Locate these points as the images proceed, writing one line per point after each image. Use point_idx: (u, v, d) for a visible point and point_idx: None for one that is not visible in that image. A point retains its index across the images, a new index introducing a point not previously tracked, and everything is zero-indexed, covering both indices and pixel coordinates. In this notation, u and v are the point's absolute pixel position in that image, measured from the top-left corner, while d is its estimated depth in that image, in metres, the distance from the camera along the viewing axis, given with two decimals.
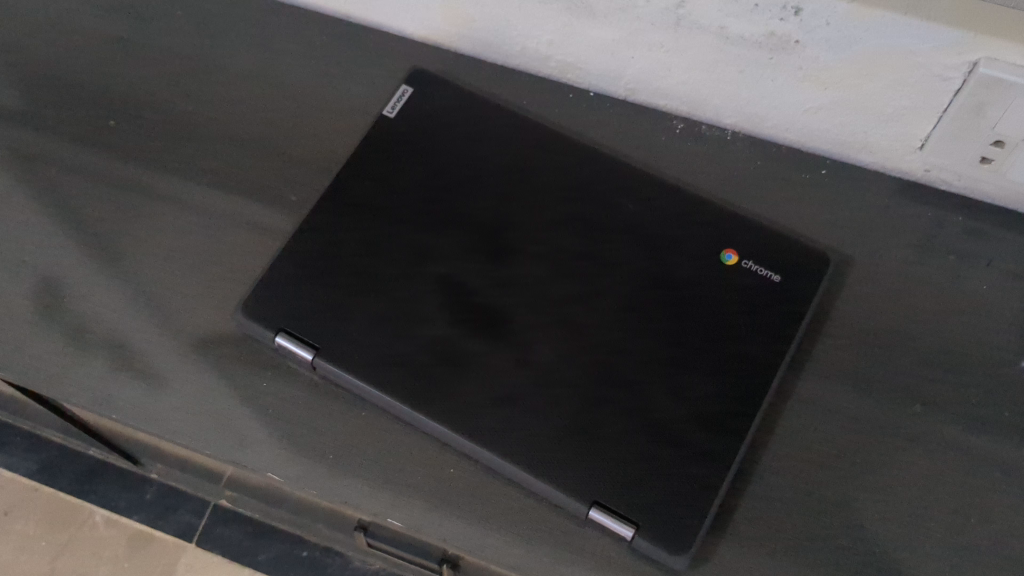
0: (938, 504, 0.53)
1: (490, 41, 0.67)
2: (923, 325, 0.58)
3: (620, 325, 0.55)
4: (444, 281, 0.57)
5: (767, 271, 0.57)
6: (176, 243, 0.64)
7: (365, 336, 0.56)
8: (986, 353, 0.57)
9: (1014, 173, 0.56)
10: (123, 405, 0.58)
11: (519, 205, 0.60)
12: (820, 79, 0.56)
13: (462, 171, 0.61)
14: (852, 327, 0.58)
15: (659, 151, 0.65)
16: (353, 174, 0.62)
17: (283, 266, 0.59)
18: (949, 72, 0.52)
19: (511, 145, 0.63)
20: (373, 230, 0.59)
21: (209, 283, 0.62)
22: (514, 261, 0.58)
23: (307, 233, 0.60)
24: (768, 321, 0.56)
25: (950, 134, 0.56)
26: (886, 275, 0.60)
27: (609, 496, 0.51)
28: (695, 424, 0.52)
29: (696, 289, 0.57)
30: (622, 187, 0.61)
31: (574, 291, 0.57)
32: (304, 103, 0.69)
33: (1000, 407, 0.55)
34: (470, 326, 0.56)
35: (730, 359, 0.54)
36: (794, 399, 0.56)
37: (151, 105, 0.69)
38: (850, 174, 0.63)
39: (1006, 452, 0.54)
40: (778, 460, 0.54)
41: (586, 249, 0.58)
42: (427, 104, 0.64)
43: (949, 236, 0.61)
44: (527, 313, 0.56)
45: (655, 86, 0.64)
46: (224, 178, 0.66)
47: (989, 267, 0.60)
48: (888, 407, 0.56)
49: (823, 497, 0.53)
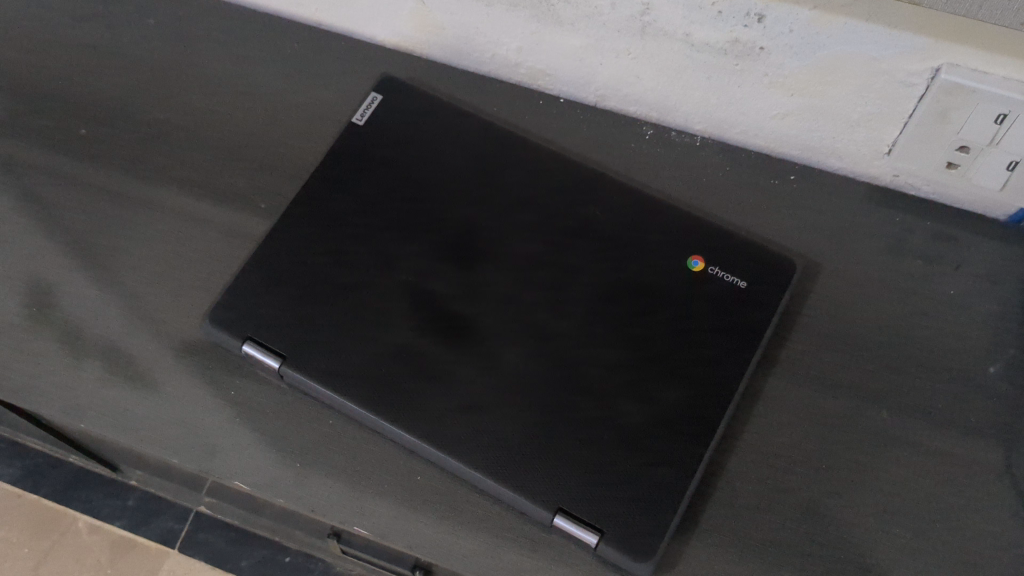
0: (905, 507, 0.53)
1: (459, 48, 0.67)
2: (891, 329, 0.58)
3: (587, 332, 0.55)
4: (411, 287, 0.57)
5: (734, 278, 0.57)
6: (147, 251, 0.63)
7: (332, 345, 0.56)
8: (953, 358, 0.57)
9: (980, 178, 0.57)
10: (91, 414, 0.58)
11: (487, 212, 0.60)
12: (785, 85, 0.57)
13: (430, 178, 0.61)
14: (822, 331, 0.59)
15: (629, 157, 0.65)
16: (320, 181, 0.61)
17: (250, 273, 0.58)
18: (913, 78, 0.52)
19: (480, 152, 0.62)
20: (339, 237, 0.59)
21: (180, 292, 0.62)
22: (483, 266, 0.58)
23: (273, 240, 0.59)
24: (737, 326, 0.56)
25: (916, 140, 0.57)
26: (854, 279, 0.60)
27: (573, 503, 0.51)
28: (660, 430, 0.52)
29: (663, 296, 0.56)
30: (590, 192, 0.61)
31: (542, 296, 0.57)
32: (274, 110, 0.69)
33: (967, 412, 0.56)
34: (437, 334, 0.55)
35: (697, 366, 0.54)
36: (763, 404, 0.56)
37: (121, 111, 0.69)
38: (818, 179, 0.64)
39: (972, 455, 0.54)
40: (746, 464, 0.54)
41: (554, 255, 0.58)
42: (395, 110, 0.64)
43: (917, 241, 0.61)
44: (495, 321, 0.56)
45: (625, 93, 0.65)
46: (194, 184, 0.66)
47: (957, 271, 0.60)
48: (857, 412, 0.56)
49: (791, 502, 0.53)
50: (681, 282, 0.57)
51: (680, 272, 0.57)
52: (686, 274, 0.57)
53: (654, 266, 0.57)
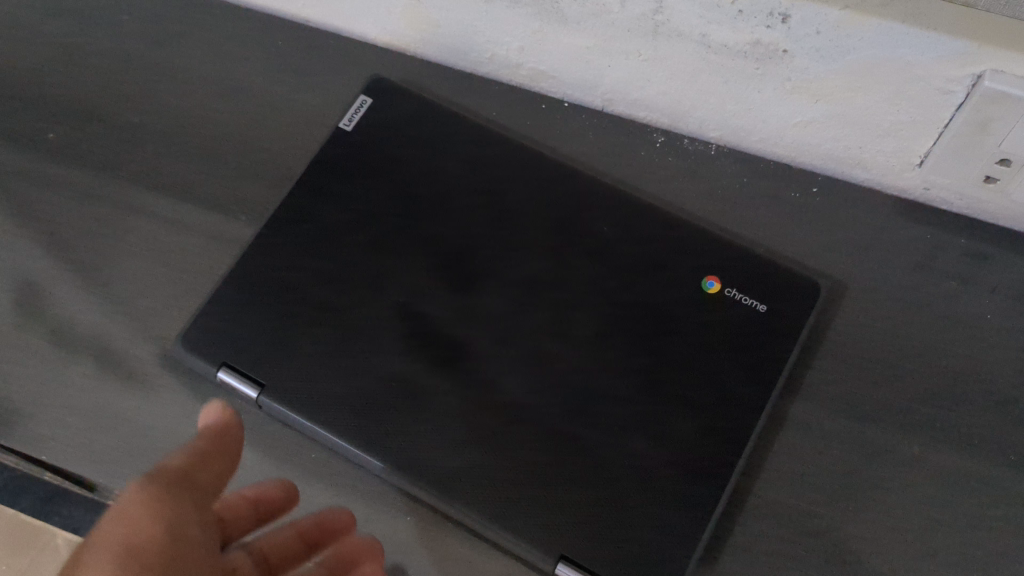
0: (937, 555, 0.48)
1: (456, 47, 0.63)
2: (921, 355, 0.54)
3: (591, 359, 0.51)
4: (401, 309, 0.53)
5: (753, 301, 0.52)
6: (122, 263, 0.59)
7: (314, 371, 0.52)
8: (990, 389, 0.52)
9: (1021, 194, 0.52)
10: (55, 445, 0.54)
11: (484, 226, 0.55)
12: (810, 91, 0.52)
13: (423, 189, 0.57)
14: (846, 357, 0.54)
15: (638, 167, 0.61)
16: (304, 192, 0.57)
17: (226, 292, 0.54)
18: (951, 84, 0.48)
19: (478, 160, 0.58)
20: (323, 253, 0.55)
21: (156, 309, 0.58)
22: (480, 286, 0.53)
23: (252, 255, 0.55)
24: (756, 354, 0.51)
25: (951, 151, 0.52)
26: (880, 300, 0.56)
27: (576, 549, 0.47)
28: (672, 470, 0.48)
29: (675, 320, 0.52)
30: (596, 206, 0.56)
31: (543, 320, 0.52)
32: (258, 113, 0.65)
33: (1005, 449, 0.51)
34: (429, 360, 0.51)
35: (713, 398, 0.50)
36: (782, 438, 0.52)
37: (97, 113, 0.65)
38: (842, 191, 0.59)
39: (1011, 497, 0.50)
40: (763, 506, 0.50)
41: (556, 274, 0.54)
42: (386, 114, 0.60)
43: (949, 259, 0.56)
44: (492, 346, 0.52)
45: (634, 97, 0.60)
46: (171, 189, 0.62)
47: (993, 294, 0.55)
48: (885, 448, 0.51)
49: (813, 549, 0.49)
50: (696, 305, 0.52)
51: (694, 293, 0.53)
52: (700, 296, 0.53)
53: (666, 287, 0.53)
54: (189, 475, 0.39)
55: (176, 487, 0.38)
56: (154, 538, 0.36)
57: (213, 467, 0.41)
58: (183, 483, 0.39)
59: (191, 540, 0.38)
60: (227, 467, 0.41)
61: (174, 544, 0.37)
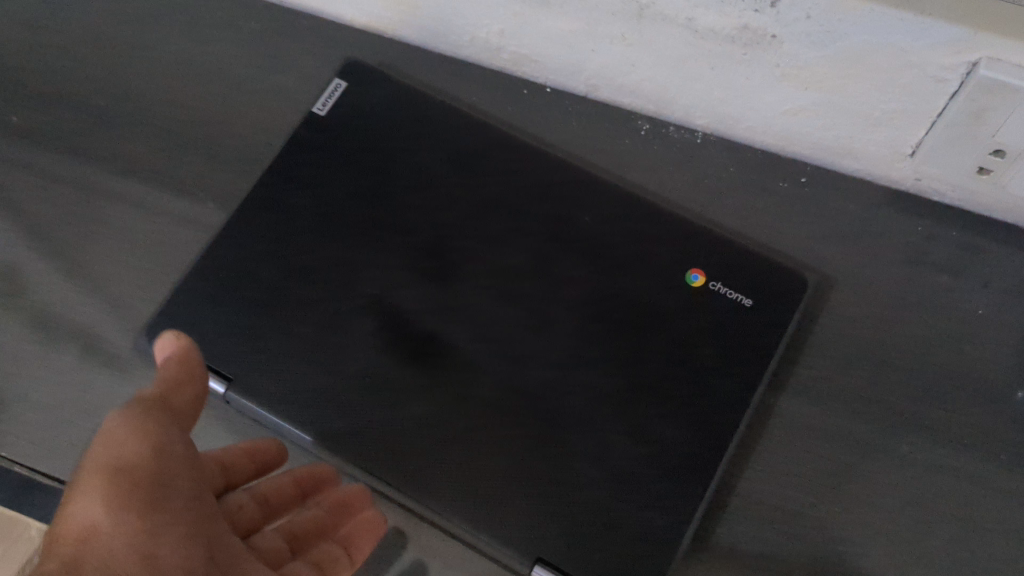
0: (924, 558, 0.47)
1: (436, 30, 0.61)
2: (911, 351, 0.52)
3: (572, 354, 0.49)
4: (376, 302, 0.51)
5: (740, 295, 0.51)
6: (98, 256, 0.59)
7: (286, 367, 0.50)
8: (980, 385, 0.51)
9: (1015, 186, 0.50)
10: (21, 441, 0.54)
11: (462, 215, 0.54)
12: (800, 78, 0.50)
13: (400, 177, 0.55)
14: (835, 353, 0.53)
15: (622, 156, 0.59)
16: (277, 181, 0.56)
17: (196, 285, 0.53)
18: (945, 72, 0.46)
19: (457, 147, 0.56)
20: (296, 244, 0.54)
21: (131, 303, 0.57)
22: (457, 279, 0.52)
23: (223, 245, 0.54)
24: (741, 350, 0.49)
25: (943, 142, 0.50)
26: (870, 295, 0.54)
27: (553, 552, 0.46)
28: (653, 469, 0.47)
29: (659, 314, 0.50)
30: (579, 195, 0.54)
31: (523, 313, 0.51)
32: (234, 99, 0.63)
33: (996, 449, 0.49)
34: (403, 356, 0.50)
35: (697, 395, 0.48)
36: (767, 436, 0.51)
37: (72, 101, 0.64)
38: (832, 181, 0.57)
39: (1000, 499, 0.48)
40: (748, 506, 0.49)
41: (537, 266, 0.52)
42: (362, 99, 0.58)
43: (941, 252, 0.55)
44: (469, 340, 0.50)
45: (619, 82, 0.58)
46: (148, 179, 0.61)
47: (986, 288, 0.54)
48: (872, 447, 0.50)
49: (799, 551, 0.48)
50: (680, 299, 0.51)
51: (677, 287, 0.51)
52: (684, 289, 0.51)
53: (650, 280, 0.51)
54: (164, 400, 0.39)
55: (153, 411, 0.38)
56: (138, 461, 0.36)
57: (189, 395, 0.40)
58: (161, 408, 0.39)
59: (181, 460, 0.38)
60: (200, 397, 0.41)
61: (160, 464, 0.37)
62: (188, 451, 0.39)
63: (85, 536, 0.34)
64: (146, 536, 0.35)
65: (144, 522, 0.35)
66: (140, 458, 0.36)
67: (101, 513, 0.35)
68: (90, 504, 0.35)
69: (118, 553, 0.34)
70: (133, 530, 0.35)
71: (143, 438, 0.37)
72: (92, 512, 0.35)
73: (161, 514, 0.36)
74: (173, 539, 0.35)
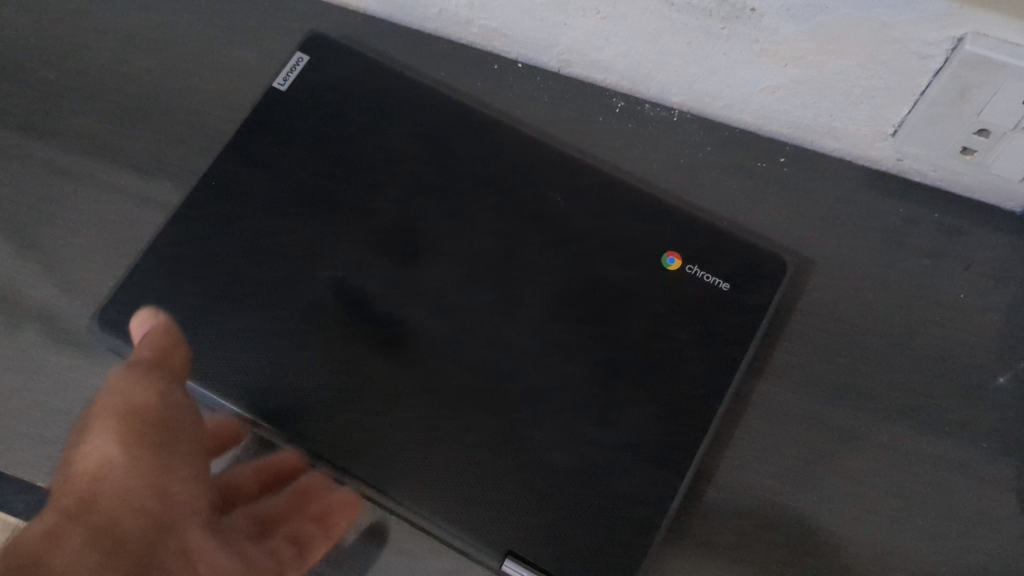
0: (906, 547, 0.46)
1: (402, 3, 0.58)
2: (892, 336, 0.51)
3: (543, 340, 0.48)
4: (339, 284, 0.49)
5: (716, 279, 0.49)
6: (47, 236, 0.56)
7: (245, 352, 0.48)
8: (960, 371, 0.50)
9: (999, 166, 0.49)
10: None
11: (430, 195, 0.52)
12: (779, 53, 0.48)
13: (365, 156, 0.53)
14: (812, 339, 0.51)
15: (595, 134, 0.58)
16: (236, 159, 0.53)
17: (150, 267, 0.51)
18: (929, 48, 0.44)
19: (424, 124, 0.54)
20: (255, 223, 0.51)
21: (82, 286, 0.54)
22: (423, 261, 0.50)
23: (177, 225, 0.52)
24: (717, 336, 0.48)
25: (925, 121, 0.49)
26: (848, 278, 0.53)
27: (523, 544, 0.44)
28: (628, 458, 0.45)
29: (633, 298, 0.49)
30: (551, 174, 0.52)
31: (493, 297, 0.49)
32: (191, 73, 0.61)
33: (977, 436, 0.48)
34: (368, 342, 0.48)
35: (672, 381, 0.47)
36: (744, 423, 0.49)
37: (20, 76, 0.61)
38: (811, 161, 0.56)
39: (981, 487, 0.47)
40: (724, 497, 0.47)
41: (507, 248, 0.50)
42: (325, 74, 0.55)
43: (921, 234, 0.53)
44: (436, 325, 0.48)
45: (592, 58, 0.56)
46: (99, 156, 0.58)
47: (967, 271, 0.52)
48: (852, 434, 0.49)
49: (777, 542, 0.46)
50: (655, 283, 0.49)
51: (652, 270, 0.49)
52: (659, 273, 0.49)
53: (624, 262, 0.50)
54: (161, 363, 0.37)
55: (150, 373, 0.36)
56: (148, 406, 0.34)
57: (178, 362, 0.38)
58: (160, 368, 0.37)
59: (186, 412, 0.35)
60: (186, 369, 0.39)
61: (168, 413, 0.34)
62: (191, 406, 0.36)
63: (100, 470, 0.31)
64: (162, 474, 0.31)
65: (157, 459, 0.32)
66: (148, 403, 0.34)
67: (116, 452, 0.31)
68: (104, 442, 0.32)
69: (137, 484, 0.30)
70: (151, 466, 0.31)
71: (151, 388, 0.35)
72: (108, 449, 0.31)
73: (172, 453, 0.33)
74: (185, 480, 0.32)
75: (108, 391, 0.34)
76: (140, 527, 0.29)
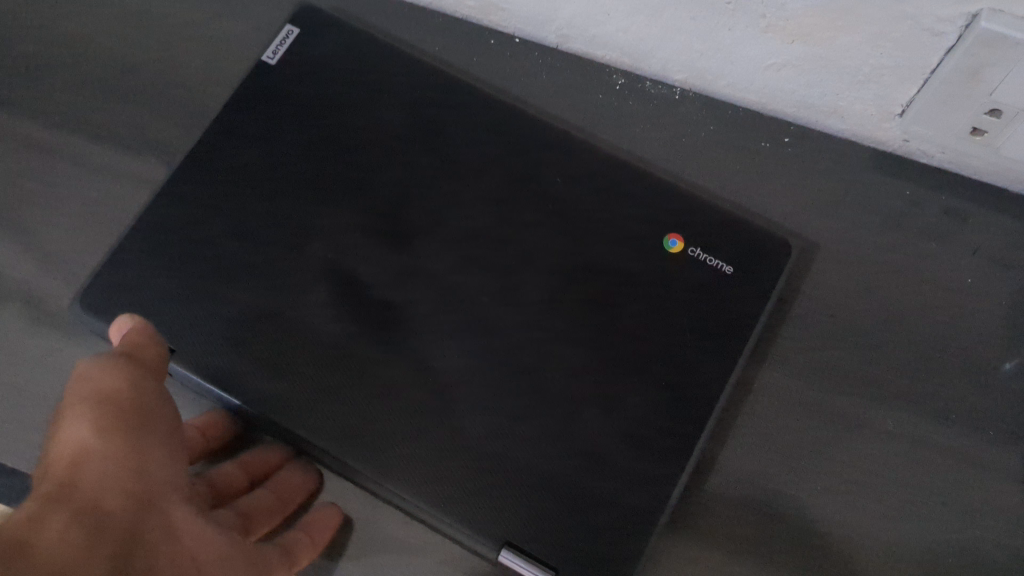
0: (910, 538, 0.45)
1: None
2: (897, 322, 0.50)
3: (541, 325, 0.46)
4: (330, 266, 0.48)
5: (719, 263, 0.48)
6: (31, 213, 0.55)
7: (233, 337, 0.47)
8: (966, 358, 0.49)
9: (1010, 148, 0.48)
10: None
11: (424, 174, 0.50)
12: (785, 30, 0.46)
13: (357, 133, 0.51)
14: (816, 324, 0.50)
15: (595, 113, 0.56)
16: (223, 136, 0.52)
17: (134, 248, 0.49)
18: (943, 25, 0.42)
19: (418, 101, 0.52)
20: (242, 202, 0.50)
21: (65, 267, 0.53)
22: (417, 243, 0.48)
23: (161, 202, 0.50)
24: (720, 321, 0.47)
25: (936, 101, 0.47)
26: (853, 263, 0.51)
27: (520, 535, 0.43)
28: (627, 447, 0.44)
29: (634, 282, 0.47)
30: (549, 153, 0.51)
31: (490, 280, 0.47)
32: (177, 45, 0.59)
33: (984, 424, 0.47)
34: (360, 326, 0.46)
35: (674, 368, 0.45)
36: (746, 410, 0.48)
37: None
38: (817, 141, 0.54)
39: (987, 476, 0.46)
40: (727, 486, 0.47)
41: (504, 229, 0.49)
42: (315, 48, 0.53)
43: (927, 217, 0.52)
44: (430, 309, 0.47)
45: (591, 34, 0.54)
46: (83, 131, 0.57)
47: (974, 255, 0.51)
48: (856, 422, 0.48)
49: (778, 532, 0.46)
50: (657, 266, 0.48)
51: (654, 254, 0.48)
52: (661, 256, 0.48)
53: (624, 245, 0.48)
54: (133, 354, 0.38)
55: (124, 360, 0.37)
56: (120, 393, 0.35)
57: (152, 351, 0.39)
58: (133, 359, 0.37)
59: (156, 399, 0.37)
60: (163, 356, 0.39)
61: (140, 400, 0.36)
62: (166, 398, 0.37)
63: (76, 455, 0.33)
64: (134, 462, 0.34)
65: (125, 453, 0.34)
66: (119, 394, 0.35)
67: (89, 442, 0.33)
68: (77, 427, 0.34)
69: (113, 471, 0.33)
70: (123, 453, 0.33)
71: (122, 377, 0.36)
72: (81, 434, 0.33)
73: (146, 436, 0.35)
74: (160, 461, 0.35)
75: (75, 382, 0.35)
76: (122, 508, 0.32)
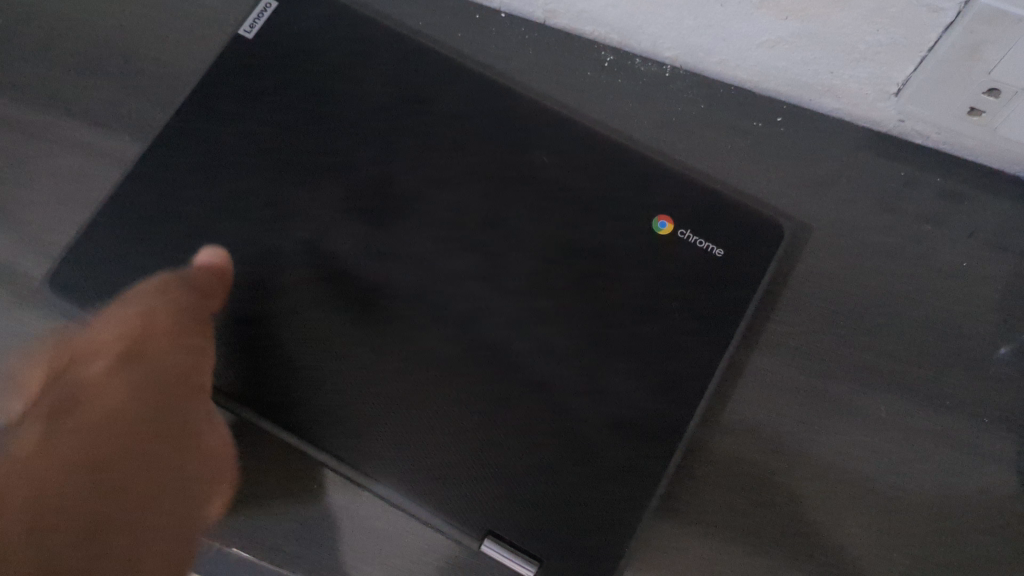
0: (902, 526, 0.44)
1: None
2: (891, 307, 0.49)
3: (526, 307, 0.45)
4: (309, 246, 0.46)
5: (710, 245, 0.46)
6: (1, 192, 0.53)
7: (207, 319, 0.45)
8: (961, 343, 0.48)
9: (1008, 129, 0.47)
10: None
11: (407, 152, 0.48)
12: (779, 5, 0.45)
13: (337, 110, 0.50)
14: (808, 308, 0.49)
15: (583, 90, 0.55)
16: (198, 112, 0.50)
17: (105, 228, 0.47)
18: (941, 1, 0.40)
19: (401, 77, 0.51)
20: (218, 180, 0.48)
21: (35, 247, 0.51)
22: (399, 224, 0.47)
23: (133, 180, 0.48)
24: (710, 305, 0.45)
25: (932, 80, 0.46)
26: (846, 245, 0.50)
27: (504, 525, 0.42)
28: (615, 434, 0.43)
29: (623, 264, 0.46)
30: (536, 132, 0.49)
31: (473, 262, 0.46)
32: (153, 19, 0.57)
33: (978, 411, 0.46)
34: (340, 309, 0.45)
35: (663, 353, 0.44)
36: (736, 396, 0.47)
37: None
38: (810, 120, 0.53)
39: (981, 464, 0.45)
40: (717, 474, 0.45)
41: (489, 209, 0.47)
42: (294, 21, 0.52)
43: (922, 198, 0.51)
44: (412, 292, 0.45)
45: (580, 8, 0.53)
46: (56, 107, 0.55)
47: (970, 239, 0.50)
48: (849, 409, 0.46)
49: (768, 518, 0.45)
50: (646, 248, 0.46)
51: (642, 236, 0.47)
52: (650, 238, 0.46)
53: (612, 227, 0.47)
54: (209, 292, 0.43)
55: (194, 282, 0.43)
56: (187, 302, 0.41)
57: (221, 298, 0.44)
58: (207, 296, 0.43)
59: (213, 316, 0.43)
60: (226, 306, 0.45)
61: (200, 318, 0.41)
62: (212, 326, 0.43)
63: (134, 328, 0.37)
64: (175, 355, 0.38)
65: (177, 337, 0.38)
66: (176, 302, 0.40)
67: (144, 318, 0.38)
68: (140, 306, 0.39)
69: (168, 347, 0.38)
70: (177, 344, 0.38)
71: (196, 292, 0.42)
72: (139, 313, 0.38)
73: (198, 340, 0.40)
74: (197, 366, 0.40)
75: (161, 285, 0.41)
76: (149, 410, 0.33)
